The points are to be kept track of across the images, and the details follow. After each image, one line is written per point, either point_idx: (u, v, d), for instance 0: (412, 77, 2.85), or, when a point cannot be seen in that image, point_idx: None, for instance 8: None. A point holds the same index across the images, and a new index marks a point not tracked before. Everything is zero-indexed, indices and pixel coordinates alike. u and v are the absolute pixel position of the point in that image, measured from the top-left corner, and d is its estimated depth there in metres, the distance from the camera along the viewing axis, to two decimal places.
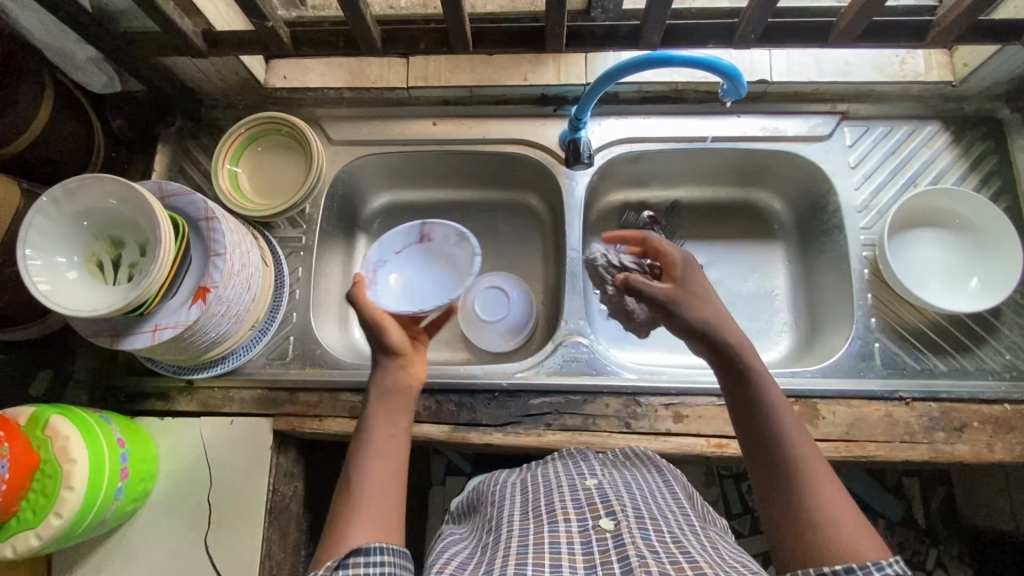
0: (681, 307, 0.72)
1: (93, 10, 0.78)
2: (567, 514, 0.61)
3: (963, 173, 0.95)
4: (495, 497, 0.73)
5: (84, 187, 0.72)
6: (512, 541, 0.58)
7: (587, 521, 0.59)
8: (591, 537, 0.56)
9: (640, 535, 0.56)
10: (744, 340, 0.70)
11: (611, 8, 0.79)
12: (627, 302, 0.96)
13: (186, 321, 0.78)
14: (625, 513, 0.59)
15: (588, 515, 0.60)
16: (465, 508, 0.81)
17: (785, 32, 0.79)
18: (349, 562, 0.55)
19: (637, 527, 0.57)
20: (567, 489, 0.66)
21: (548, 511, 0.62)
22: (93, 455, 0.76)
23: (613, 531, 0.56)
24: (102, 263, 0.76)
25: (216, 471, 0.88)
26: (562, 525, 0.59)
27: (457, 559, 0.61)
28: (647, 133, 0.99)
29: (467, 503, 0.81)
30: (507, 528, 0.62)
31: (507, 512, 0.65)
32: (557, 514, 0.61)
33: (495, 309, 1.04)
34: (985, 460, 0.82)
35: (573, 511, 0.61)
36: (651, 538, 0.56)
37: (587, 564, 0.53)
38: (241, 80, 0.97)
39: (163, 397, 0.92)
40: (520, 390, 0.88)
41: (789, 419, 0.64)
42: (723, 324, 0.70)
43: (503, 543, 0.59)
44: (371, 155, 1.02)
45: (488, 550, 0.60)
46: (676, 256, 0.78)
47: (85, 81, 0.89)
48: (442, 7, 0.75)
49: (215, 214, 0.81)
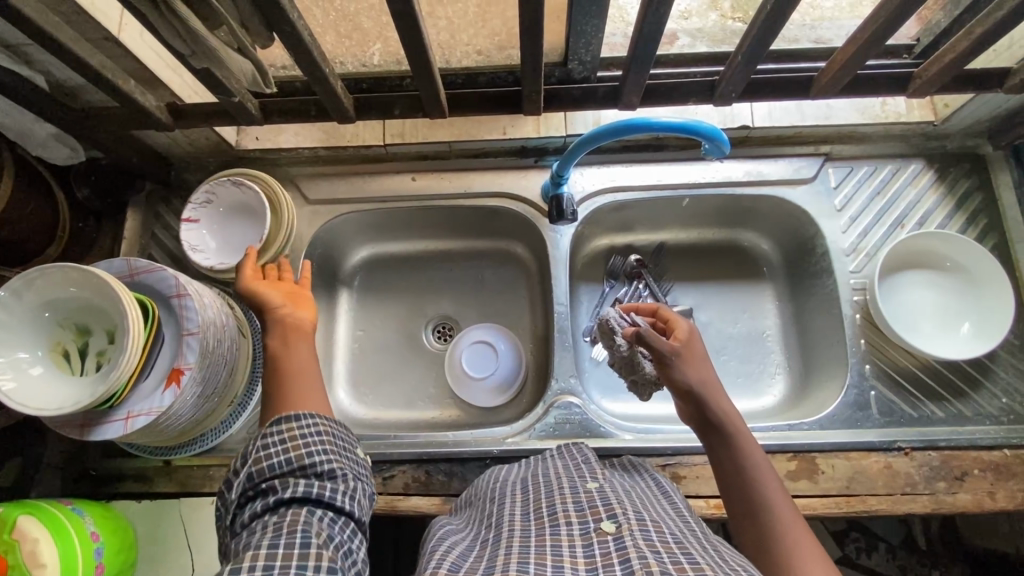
0: (680, 364, 0.69)
1: (52, 88, 0.75)
2: (568, 516, 0.55)
3: (950, 212, 0.94)
4: (493, 494, 0.68)
5: (43, 276, 0.69)
6: (513, 541, 0.52)
7: (588, 524, 0.53)
8: (592, 540, 0.51)
9: (642, 536, 0.50)
10: (732, 409, 0.68)
11: (589, 60, 0.77)
12: (640, 359, 0.83)
13: (159, 407, 0.73)
14: (628, 515, 0.54)
15: (589, 518, 0.54)
16: (461, 506, 0.76)
17: (764, 89, 0.81)
18: (283, 423, 0.59)
19: (639, 529, 0.51)
20: (569, 490, 0.60)
21: (550, 512, 0.56)
22: (64, 555, 0.72)
23: (615, 533, 0.51)
24: (68, 353, 0.72)
25: (199, 555, 0.84)
26: (564, 529, 0.54)
27: (458, 550, 0.56)
28: (631, 181, 0.97)
29: (468, 494, 0.76)
30: (508, 527, 0.57)
31: (508, 510, 0.60)
32: (558, 517, 0.55)
33: (482, 366, 1.01)
34: (988, 509, 0.81)
35: (575, 513, 0.55)
36: (653, 539, 0.50)
37: (590, 566, 0.47)
38: (212, 143, 0.95)
39: (141, 478, 0.88)
40: (512, 456, 0.86)
41: (773, 488, 0.62)
42: (718, 392, 0.68)
43: (504, 541, 0.53)
44: (349, 213, 0.99)
45: (487, 547, 0.55)
46: (682, 325, 0.74)
47: (47, 156, 0.86)
48: (415, 76, 0.73)
49: (187, 290, 0.77)
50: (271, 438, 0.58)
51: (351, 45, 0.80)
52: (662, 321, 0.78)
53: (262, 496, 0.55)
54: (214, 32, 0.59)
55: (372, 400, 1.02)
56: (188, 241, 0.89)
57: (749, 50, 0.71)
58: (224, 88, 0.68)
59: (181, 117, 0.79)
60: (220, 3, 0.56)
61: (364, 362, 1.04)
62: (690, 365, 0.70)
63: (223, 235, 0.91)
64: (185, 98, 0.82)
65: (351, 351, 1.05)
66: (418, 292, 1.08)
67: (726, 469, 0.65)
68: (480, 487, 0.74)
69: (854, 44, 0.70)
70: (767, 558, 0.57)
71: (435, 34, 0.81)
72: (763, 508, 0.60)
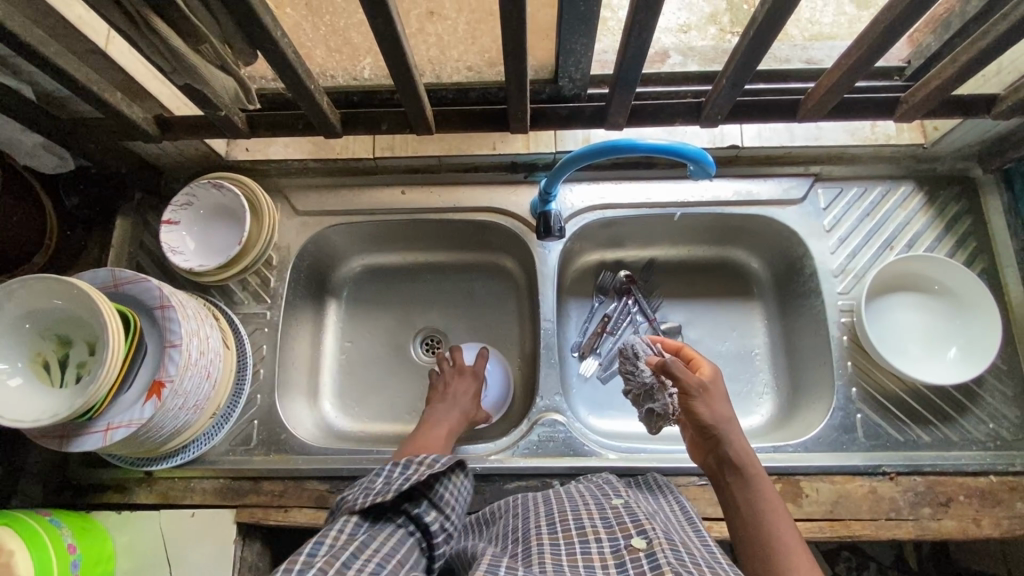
0: (705, 400, 0.71)
1: (40, 99, 0.76)
2: (597, 533, 0.55)
3: (939, 234, 0.94)
4: (516, 510, 0.67)
5: (25, 288, 0.69)
6: (545, 558, 0.53)
7: (618, 540, 0.53)
8: (624, 558, 0.51)
9: (674, 555, 0.51)
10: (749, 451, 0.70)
11: (577, 78, 0.77)
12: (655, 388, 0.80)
13: (140, 419, 0.73)
14: (657, 532, 0.54)
15: (619, 535, 0.54)
16: (477, 524, 0.75)
17: (751, 110, 0.81)
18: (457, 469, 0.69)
19: (670, 547, 0.52)
20: (594, 506, 0.61)
21: (577, 527, 0.57)
22: (37, 568, 0.71)
23: (647, 550, 0.51)
24: (48, 364, 0.72)
25: (176, 568, 0.83)
26: (593, 545, 0.54)
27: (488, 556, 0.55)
28: (620, 198, 0.97)
29: (485, 513, 0.75)
30: (535, 541, 0.57)
31: (533, 523, 0.60)
32: (587, 533, 0.56)
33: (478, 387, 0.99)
34: (972, 535, 0.81)
35: (604, 530, 0.56)
36: (684, 559, 0.50)
37: None
38: (201, 154, 0.95)
39: (121, 489, 0.88)
40: (494, 474, 0.85)
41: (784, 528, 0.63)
42: (735, 431, 0.71)
43: (535, 556, 0.53)
44: (338, 225, 0.99)
45: (517, 559, 0.55)
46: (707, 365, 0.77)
47: (35, 164, 0.86)
48: (401, 94, 0.73)
49: (170, 302, 0.77)
50: (450, 479, 0.67)
51: (341, 59, 0.80)
52: (687, 360, 0.80)
53: (415, 496, 0.64)
54: (197, 49, 0.59)
55: (359, 413, 1.01)
56: (167, 243, 0.91)
57: (735, 72, 0.71)
58: (209, 103, 0.69)
59: (168, 130, 0.80)
60: (202, 22, 0.56)
61: (351, 375, 1.04)
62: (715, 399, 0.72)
63: (202, 237, 0.93)
64: (173, 109, 0.82)
65: (338, 363, 1.04)
66: (406, 305, 1.08)
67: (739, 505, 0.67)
68: (499, 507, 0.73)
69: (842, 68, 0.70)
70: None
71: (424, 51, 0.80)
72: (773, 544, 0.62)
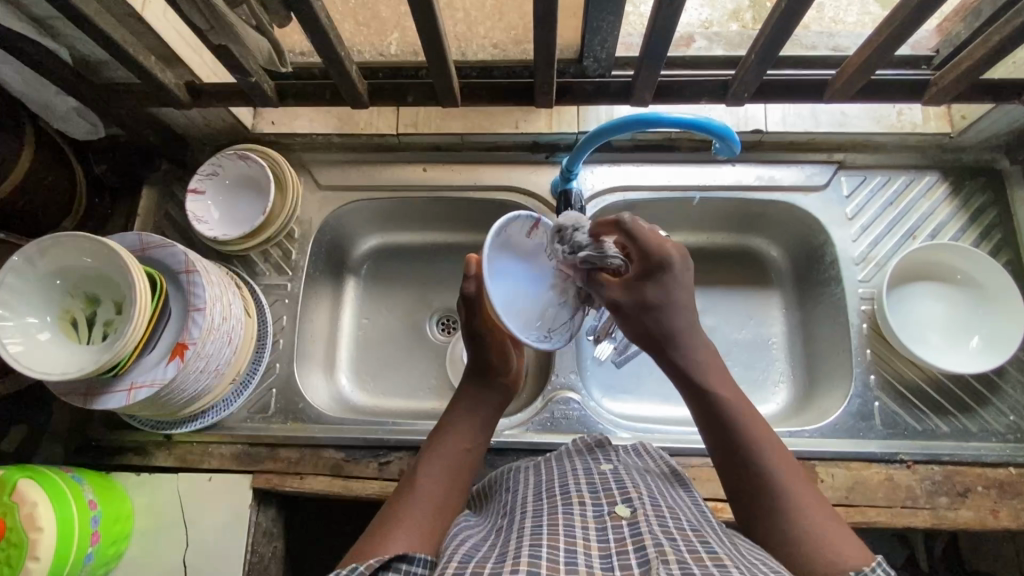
0: (657, 283, 0.67)
1: (76, 62, 0.77)
2: (582, 497, 0.54)
3: (963, 225, 0.93)
4: (507, 482, 0.66)
5: (58, 244, 0.71)
6: (526, 523, 0.51)
7: (602, 507, 0.52)
8: (606, 523, 0.50)
9: (658, 522, 0.49)
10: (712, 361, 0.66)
11: (603, 58, 0.77)
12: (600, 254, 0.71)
13: (163, 379, 0.74)
14: (643, 500, 0.53)
15: (603, 502, 0.53)
16: (473, 499, 0.73)
17: (776, 90, 0.81)
18: None
19: (654, 515, 0.50)
20: (582, 472, 0.60)
21: (563, 493, 0.56)
22: (60, 519, 0.72)
23: (629, 518, 0.50)
24: (76, 321, 0.74)
25: (192, 529, 0.85)
26: (577, 509, 0.53)
27: (471, 540, 0.54)
28: (641, 181, 0.97)
29: (477, 489, 0.75)
30: (520, 509, 0.55)
31: (520, 493, 0.59)
32: (571, 497, 0.54)
33: (519, 277, 0.73)
34: (989, 526, 0.80)
35: (589, 495, 0.54)
36: (669, 526, 0.49)
37: (603, 552, 0.46)
38: (229, 125, 0.96)
39: (141, 451, 0.89)
40: (508, 449, 0.86)
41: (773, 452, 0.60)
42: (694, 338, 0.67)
43: (518, 523, 0.52)
44: (359, 200, 1.00)
45: (502, 532, 0.53)
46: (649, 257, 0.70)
47: (67, 129, 0.87)
48: (430, 65, 0.74)
49: (196, 266, 0.78)
50: None
51: (369, 34, 0.82)
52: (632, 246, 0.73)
53: None
54: (234, 10, 0.60)
55: (373, 388, 1.02)
56: (192, 212, 0.92)
57: (763, 49, 0.71)
58: (241, 67, 0.70)
59: (199, 96, 0.81)
60: None
61: (367, 350, 1.04)
62: (654, 292, 0.67)
63: (226, 206, 0.94)
64: (204, 77, 0.83)
65: (355, 339, 1.05)
66: (423, 283, 1.08)
67: (722, 436, 0.63)
68: (494, 477, 0.72)
69: (869, 47, 0.70)
70: (785, 542, 0.55)
71: (452, 26, 0.82)
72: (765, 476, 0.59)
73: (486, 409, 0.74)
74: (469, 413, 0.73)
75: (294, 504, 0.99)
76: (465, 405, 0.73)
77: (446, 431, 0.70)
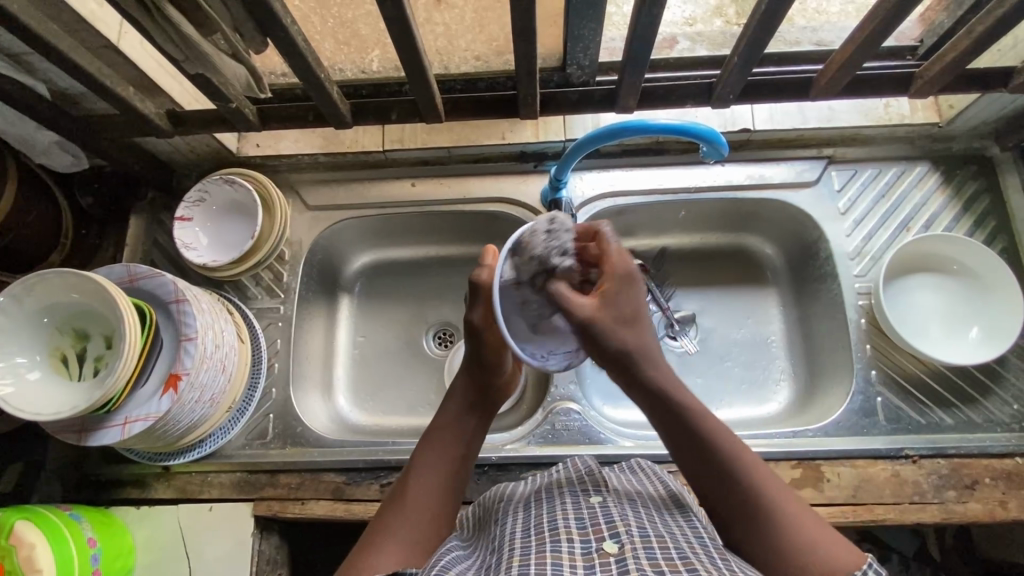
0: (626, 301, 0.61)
1: (54, 96, 0.76)
2: (570, 534, 0.52)
3: (956, 214, 0.92)
4: (500, 512, 0.63)
5: (42, 282, 0.70)
6: (513, 564, 0.49)
7: (590, 543, 0.51)
8: (594, 562, 0.48)
9: (646, 554, 0.48)
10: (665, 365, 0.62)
11: (587, 65, 0.76)
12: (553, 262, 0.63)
13: (157, 412, 0.73)
14: (631, 533, 0.51)
15: (592, 537, 0.51)
16: (468, 520, 0.71)
17: (762, 90, 0.81)
18: None
19: (642, 547, 0.49)
20: (571, 506, 0.57)
21: (551, 528, 0.53)
22: (59, 560, 0.71)
23: (617, 555, 0.48)
24: (67, 358, 0.73)
25: (195, 560, 0.84)
26: (565, 546, 0.51)
27: None
28: (632, 185, 0.96)
29: (473, 515, 0.71)
30: (508, 548, 0.53)
31: (510, 529, 0.56)
32: (559, 534, 0.52)
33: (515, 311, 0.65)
34: (999, 518, 0.79)
35: (577, 531, 0.53)
36: (657, 557, 0.48)
37: None
38: (213, 150, 0.95)
39: (140, 484, 0.88)
40: (510, 463, 0.85)
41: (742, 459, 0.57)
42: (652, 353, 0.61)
43: (504, 564, 0.50)
44: (350, 218, 0.99)
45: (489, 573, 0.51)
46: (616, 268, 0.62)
47: (50, 163, 0.87)
48: (410, 81, 0.73)
49: (185, 295, 0.77)
50: None
51: (350, 51, 0.80)
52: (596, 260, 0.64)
53: None
54: (209, 39, 0.60)
55: (371, 407, 1.01)
56: (181, 240, 0.91)
57: (743, 52, 0.70)
58: (222, 95, 0.70)
59: (181, 124, 0.80)
60: (214, 11, 0.58)
61: (365, 370, 1.03)
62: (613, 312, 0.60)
63: (216, 231, 0.93)
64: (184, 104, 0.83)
65: (351, 358, 1.04)
66: (417, 298, 1.07)
67: (696, 470, 0.58)
68: (487, 503, 0.70)
69: (851, 45, 0.70)
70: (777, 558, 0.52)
71: (432, 40, 0.80)
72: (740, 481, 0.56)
73: (477, 410, 0.68)
74: (463, 406, 0.67)
75: (297, 530, 0.98)
76: (454, 408, 0.67)
77: (441, 426, 0.65)
